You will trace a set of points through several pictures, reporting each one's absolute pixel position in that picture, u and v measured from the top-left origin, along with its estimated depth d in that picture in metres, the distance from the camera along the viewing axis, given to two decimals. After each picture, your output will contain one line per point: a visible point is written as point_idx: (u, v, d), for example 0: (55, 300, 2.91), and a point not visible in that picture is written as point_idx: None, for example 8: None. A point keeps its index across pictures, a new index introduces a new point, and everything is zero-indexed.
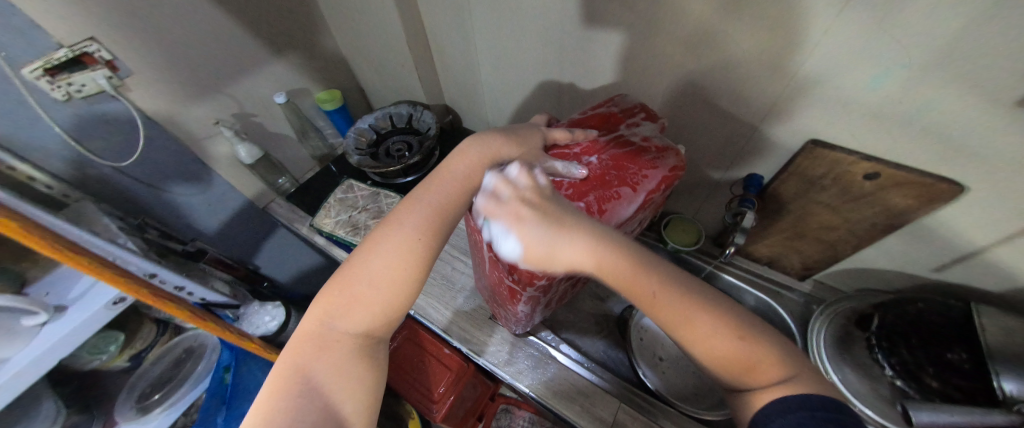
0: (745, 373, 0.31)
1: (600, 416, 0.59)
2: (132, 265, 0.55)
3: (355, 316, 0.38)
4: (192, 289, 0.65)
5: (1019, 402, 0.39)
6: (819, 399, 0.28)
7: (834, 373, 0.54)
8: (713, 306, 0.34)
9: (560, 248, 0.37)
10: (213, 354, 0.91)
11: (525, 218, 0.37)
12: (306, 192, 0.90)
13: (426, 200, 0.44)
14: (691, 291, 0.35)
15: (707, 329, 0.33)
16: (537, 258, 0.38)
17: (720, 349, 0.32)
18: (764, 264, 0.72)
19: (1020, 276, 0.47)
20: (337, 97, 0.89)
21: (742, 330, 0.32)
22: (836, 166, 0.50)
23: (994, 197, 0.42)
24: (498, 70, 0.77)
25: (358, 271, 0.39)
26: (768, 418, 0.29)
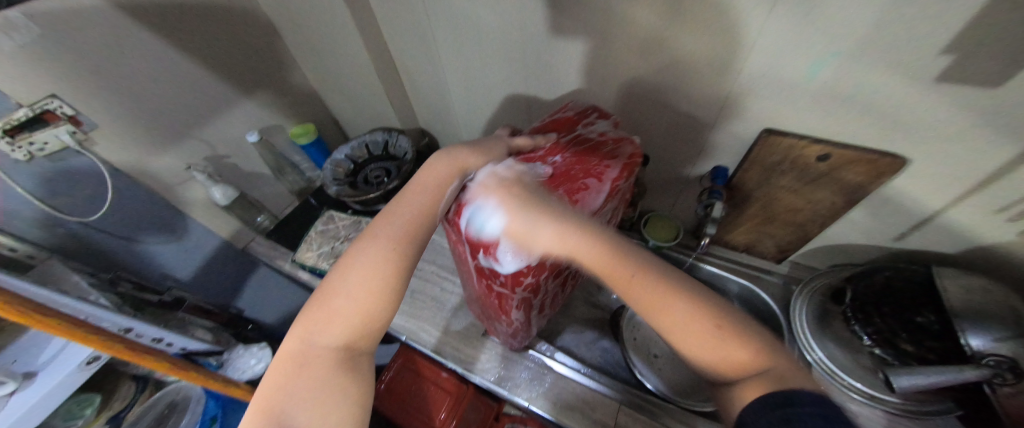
0: (724, 361, 0.33)
1: (603, 421, 0.59)
2: (105, 322, 0.53)
3: (335, 331, 0.37)
4: (171, 340, 0.63)
5: (986, 355, 0.42)
6: (807, 396, 0.27)
7: (820, 351, 0.55)
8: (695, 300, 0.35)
9: (536, 228, 0.39)
10: (196, 405, 0.89)
11: (510, 202, 0.41)
12: (286, 228, 0.89)
13: (397, 212, 0.44)
14: (672, 281, 0.37)
15: (685, 316, 0.34)
16: (517, 235, 0.40)
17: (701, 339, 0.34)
18: (742, 251, 0.75)
19: (969, 237, 0.51)
20: (311, 131, 0.90)
21: (717, 321, 0.34)
22: (790, 152, 0.53)
23: (933, 166, 0.46)
24: (468, 90, 0.79)
25: (335, 285, 0.39)
26: (755, 412, 0.28)
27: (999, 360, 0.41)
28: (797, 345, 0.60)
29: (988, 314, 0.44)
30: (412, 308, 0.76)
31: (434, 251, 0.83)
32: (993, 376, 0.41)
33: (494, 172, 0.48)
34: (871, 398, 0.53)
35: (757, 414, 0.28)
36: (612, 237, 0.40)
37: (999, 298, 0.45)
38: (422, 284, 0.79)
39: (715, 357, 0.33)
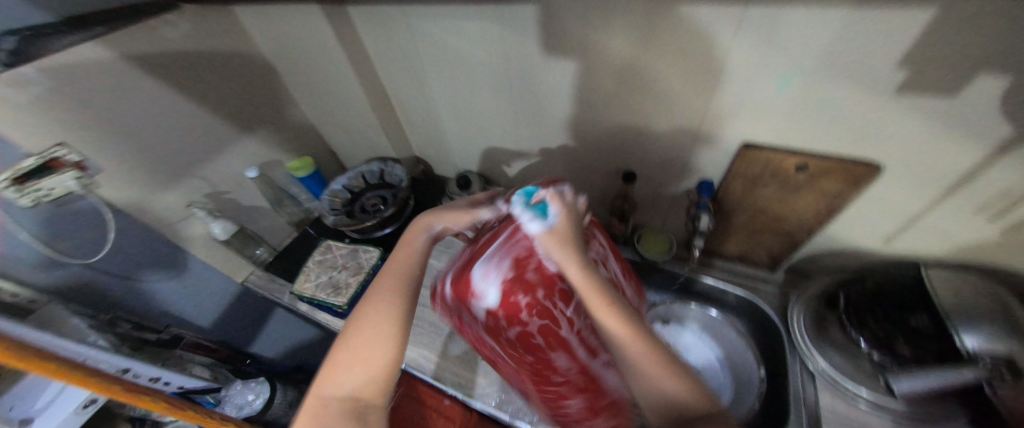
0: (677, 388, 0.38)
1: None
2: (102, 363, 0.53)
3: (348, 381, 0.40)
4: (168, 379, 0.63)
5: (982, 356, 0.42)
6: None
7: (821, 359, 0.56)
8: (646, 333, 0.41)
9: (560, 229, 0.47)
10: None
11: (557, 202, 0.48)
12: (285, 260, 0.90)
13: (392, 270, 0.49)
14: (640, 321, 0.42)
15: (645, 343, 0.40)
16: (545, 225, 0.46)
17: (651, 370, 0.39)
18: (736, 261, 0.75)
19: (957, 235, 0.52)
20: (309, 163, 0.92)
21: (664, 355, 0.39)
22: (769, 164, 0.55)
23: (906, 170, 0.48)
24: (459, 119, 0.82)
25: (344, 340, 0.42)
26: None
27: (994, 361, 0.41)
28: (797, 352, 0.61)
29: (979, 313, 0.45)
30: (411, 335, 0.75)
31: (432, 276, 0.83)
32: (991, 377, 0.41)
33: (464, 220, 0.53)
34: (874, 406, 0.53)
35: None
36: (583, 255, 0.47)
37: (986, 297, 0.46)
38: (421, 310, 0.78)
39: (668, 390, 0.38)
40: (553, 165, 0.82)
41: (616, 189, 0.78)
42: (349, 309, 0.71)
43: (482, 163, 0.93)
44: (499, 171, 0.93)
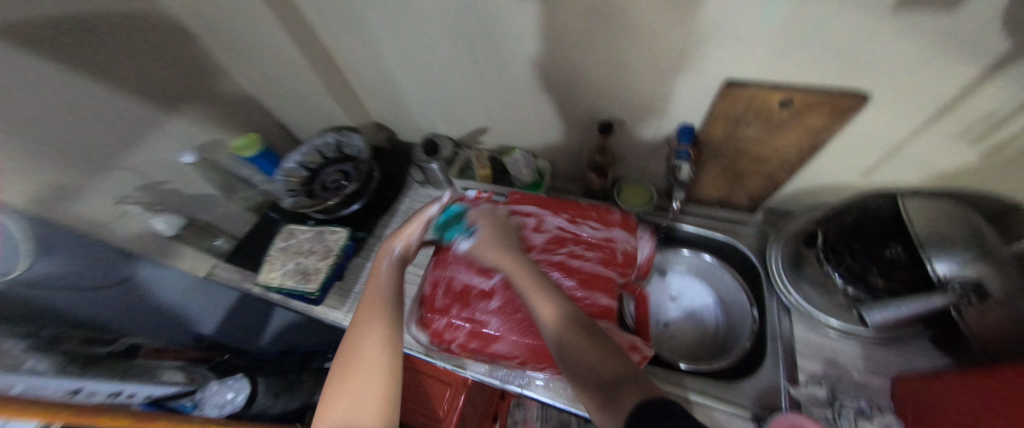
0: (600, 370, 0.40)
1: None
2: (47, 388, 0.47)
3: (348, 411, 0.39)
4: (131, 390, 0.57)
5: (952, 281, 0.43)
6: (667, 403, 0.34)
7: (796, 294, 0.58)
8: (564, 313, 0.45)
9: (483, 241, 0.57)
10: None
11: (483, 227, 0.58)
12: (246, 249, 0.82)
13: (371, 300, 0.49)
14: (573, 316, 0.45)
15: (578, 337, 0.43)
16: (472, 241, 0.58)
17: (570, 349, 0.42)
18: (717, 206, 0.74)
19: (936, 162, 0.51)
20: (256, 142, 0.80)
21: (577, 330, 0.43)
22: (752, 101, 0.51)
23: (893, 97, 0.45)
24: (417, 76, 0.73)
25: (340, 374, 0.42)
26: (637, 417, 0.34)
27: (964, 285, 0.42)
28: (774, 289, 0.63)
29: (952, 239, 0.44)
30: None
31: None
32: (960, 301, 0.43)
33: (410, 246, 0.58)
34: (845, 333, 0.55)
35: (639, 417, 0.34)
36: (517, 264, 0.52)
37: (961, 222, 0.46)
38: None
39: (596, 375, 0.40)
40: (527, 119, 0.74)
41: (593, 142, 0.73)
42: (322, 295, 0.67)
43: (449, 124, 0.85)
44: (468, 131, 0.86)
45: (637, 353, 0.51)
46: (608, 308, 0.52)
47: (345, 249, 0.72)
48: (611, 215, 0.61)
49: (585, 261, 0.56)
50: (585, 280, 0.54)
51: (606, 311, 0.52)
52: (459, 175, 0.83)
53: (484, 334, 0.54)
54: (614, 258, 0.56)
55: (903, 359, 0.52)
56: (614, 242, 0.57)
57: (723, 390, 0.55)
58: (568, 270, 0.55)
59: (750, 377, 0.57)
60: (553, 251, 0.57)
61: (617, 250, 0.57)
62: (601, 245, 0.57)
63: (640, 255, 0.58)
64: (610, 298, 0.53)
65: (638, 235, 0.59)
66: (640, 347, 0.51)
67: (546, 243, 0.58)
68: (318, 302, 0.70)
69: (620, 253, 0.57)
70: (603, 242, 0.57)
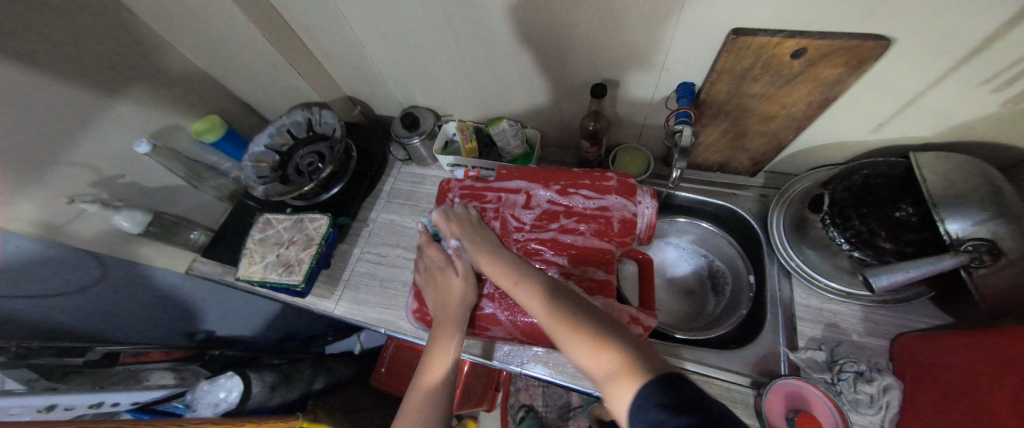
0: (598, 358, 0.37)
1: None
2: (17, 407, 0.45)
3: None
4: (114, 399, 0.56)
5: (965, 242, 0.41)
6: (669, 385, 0.31)
7: (797, 257, 0.57)
8: (551, 299, 0.43)
9: (462, 240, 0.54)
10: None
11: (456, 229, 0.55)
12: (223, 241, 0.77)
13: (432, 369, 0.50)
14: (559, 304, 0.42)
15: (569, 327, 0.40)
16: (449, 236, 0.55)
17: (565, 336, 0.40)
18: (716, 170, 0.70)
19: (954, 115, 0.47)
20: (217, 124, 0.74)
21: (568, 314, 0.41)
22: (761, 53, 0.45)
23: (918, 43, 0.40)
24: (388, 42, 0.65)
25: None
26: (640, 404, 0.32)
27: (977, 245, 0.40)
28: (774, 255, 0.61)
29: (967, 196, 0.42)
30: (385, 298, 0.68)
31: (395, 233, 0.75)
32: (971, 261, 0.40)
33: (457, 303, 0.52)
34: (846, 295, 0.54)
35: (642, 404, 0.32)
36: (497, 259, 0.50)
37: (975, 176, 0.43)
38: (390, 271, 0.71)
39: (593, 361, 0.37)
40: (514, 83, 0.68)
41: (585, 106, 0.68)
42: (307, 286, 0.64)
43: (428, 94, 0.78)
44: (449, 101, 0.79)
45: (638, 325, 0.49)
46: (606, 282, 0.50)
47: (329, 237, 0.67)
48: (606, 182, 0.55)
49: (579, 235, 0.53)
50: (580, 256, 0.52)
51: (604, 285, 0.50)
52: (442, 150, 0.78)
53: (480, 320, 0.52)
54: (611, 228, 0.52)
55: (899, 319, 0.52)
56: (609, 210, 0.53)
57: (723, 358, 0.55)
58: (561, 247, 0.53)
59: (751, 344, 0.56)
60: (543, 228, 0.54)
61: (612, 220, 0.52)
62: (595, 216, 0.53)
63: (640, 223, 0.52)
64: (607, 272, 0.51)
65: (638, 199, 0.53)
66: (641, 318, 0.49)
67: (536, 220, 0.55)
68: (305, 294, 0.67)
69: (616, 221, 0.52)
70: (599, 211, 0.53)
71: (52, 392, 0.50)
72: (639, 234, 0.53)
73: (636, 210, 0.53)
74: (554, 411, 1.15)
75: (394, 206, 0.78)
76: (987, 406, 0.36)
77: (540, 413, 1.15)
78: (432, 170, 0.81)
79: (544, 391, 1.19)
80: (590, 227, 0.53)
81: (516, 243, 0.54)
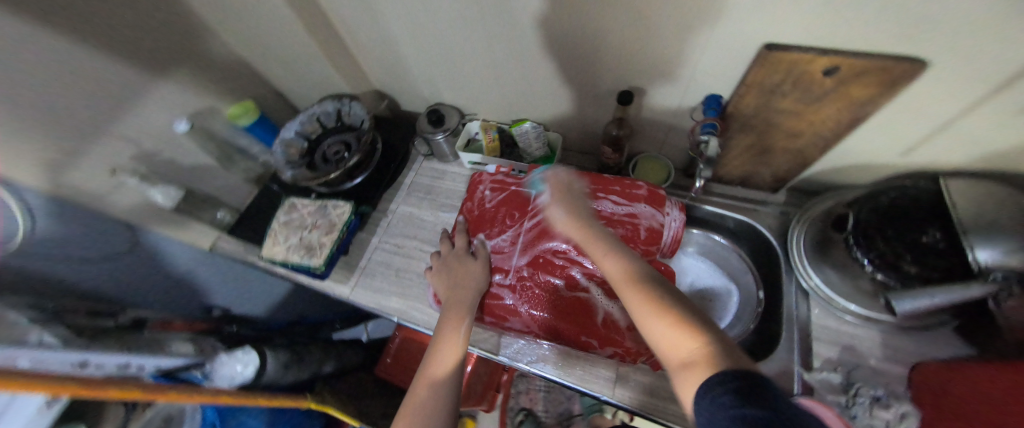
0: (677, 342, 0.35)
1: (631, 379, 0.53)
2: (55, 361, 0.48)
3: None
4: (140, 362, 0.58)
5: (994, 270, 0.40)
6: (742, 377, 0.27)
7: (817, 277, 0.56)
8: (641, 279, 0.42)
9: (557, 204, 0.53)
10: (195, 413, 0.71)
11: (557, 191, 0.54)
12: (248, 222, 0.79)
13: (448, 348, 0.50)
14: (653, 290, 0.40)
15: (654, 309, 0.38)
16: (556, 189, 0.54)
17: (649, 315, 0.38)
18: (736, 184, 0.69)
19: (989, 143, 0.46)
20: (251, 109, 0.76)
21: (659, 296, 0.39)
22: (793, 69, 0.46)
23: (955, 67, 0.40)
24: (422, 40, 0.67)
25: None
26: (709, 390, 0.28)
27: (1007, 275, 0.39)
28: (792, 272, 0.60)
29: (1001, 225, 0.41)
30: (400, 287, 0.69)
31: (413, 225, 0.76)
32: (1000, 291, 0.40)
33: (471, 290, 0.54)
34: (865, 319, 0.53)
35: (711, 392, 0.28)
36: (590, 232, 0.49)
37: (1010, 206, 0.42)
38: (406, 261, 0.72)
39: (674, 344, 0.35)
40: (541, 87, 0.69)
41: (609, 113, 0.68)
42: (327, 270, 0.65)
43: (455, 93, 0.80)
44: (474, 100, 0.80)
45: None
46: None
47: (350, 225, 0.70)
48: (635, 190, 0.56)
49: None
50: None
51: None
52: (465, 148, 0.80)
53: (499, 310, 0.53)
54: (637, 235, 0.52)
55: (921, 347, 0.51)
56: (637, 217, 0.53)
57: None
58: None
59: (764, 361, 0.56)
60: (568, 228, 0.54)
61: (639, 227, 0.52)
62: (623, 223, 0.53)
63: (666, 234, 0.53)
64: None
65: (667, 211, 0.54)
66: None
67: None
68: (323, 278, 0.69)
69: (644, 229, 0.52)
70: (626, 217, 0.53)
71: (85, 349, 0.53)
72: (664, 245, 0.53)
73: (664, 221, 0.53)
74: (554, 417, 1.14)
75: (414, 199, 0.80)
76: None
77: (540, 418, 1.15)
78: (453, 167, 0.83)
79: (545, 396, 1.18)
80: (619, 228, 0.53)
81: (541, 239, 0.54)
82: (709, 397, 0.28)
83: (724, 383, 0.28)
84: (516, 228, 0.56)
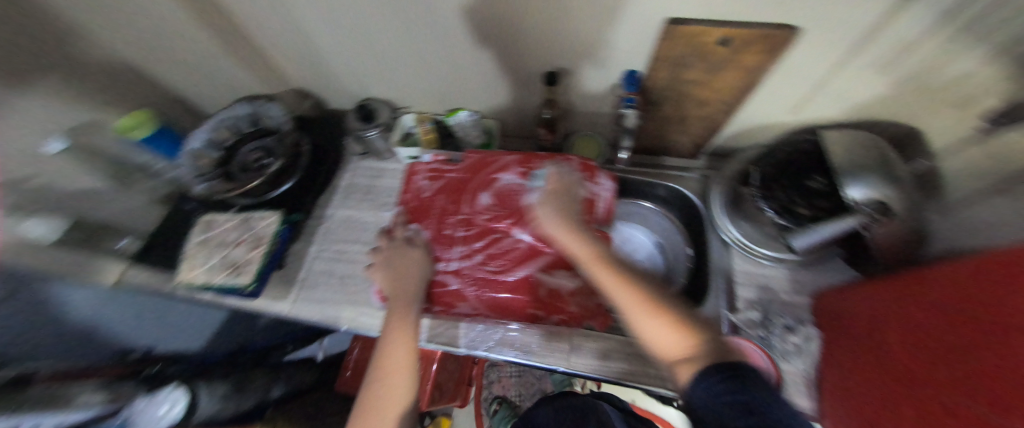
0: (669, 342, 0.34)
1: (588, 347, 0.54)
2: None
3: None
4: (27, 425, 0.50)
5: (862, 203, 0.47)
6: (734, 367, 0.28)
7: (735, 230, 0.63)
8: (637, 279, 0.41)
9: (547, 207, 0.52)
10: None
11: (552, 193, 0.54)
12: (158, 247, 0.70)
13: (398, 339, 0.47)
14: (645, 289, 0.39)
15: (639, 304, 0.38)
16: (549, 193, 0.54)
17: (642, 315, 0.37)
18: (663, 154, 0.75)
19: (853, 97, 0.54)
20: (147, 118, 0.67)
21: (654, 299, 0.38)
22: (694, 41, 0.50)
23: (819, 31, 0.46)
24: (337, 31, 0.63)
25: None
26: (706, 377, 0.29)
27: (871, 205, 0.46)
28: (714, 228, 0.67)
29: (864, 165, 0.48)
30: (346, 294, 0.66)
31: (354, 228, 0.73)
32: (867, 220, 0.47)
33: (417, 277, 0.53)
34: (777, 261, 0.61)
35: (707, 380, 0.29)
36: (579, 231, 0.49)
37: (872, 150, 0.50)
38: (350, 266, 0.69)
39: (659, 341, 0.35)
40: (470, 75, 0.68)
41: (540, 96, 0.70)
42: (259, 287, 0.61)
43: (383, 86, 0.77)
44: (406, 92, 0.78)
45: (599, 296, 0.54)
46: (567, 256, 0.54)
47: (279, 235, 0.65)
48: (568, 165, 0.58)
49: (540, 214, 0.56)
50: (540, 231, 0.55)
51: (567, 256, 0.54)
52: (402, 142, 0.76)
53: (446, 297, 0.54)
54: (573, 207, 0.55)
55: (819, 278, 0.60)
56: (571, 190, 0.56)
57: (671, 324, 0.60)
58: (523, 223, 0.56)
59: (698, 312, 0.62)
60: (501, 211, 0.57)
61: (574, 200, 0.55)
62: None
63: (600, 203, 0.56)
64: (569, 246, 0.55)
65: (599, 180, 0.57)
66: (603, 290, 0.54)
67: (500, 201, 0.58)
68: (255, 296, 0.63)
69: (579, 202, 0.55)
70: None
71: None
72: (600, 214, 0.56)
73: (595, 191, 0.56)
74: (527, 399, 1.17)
75: (352, 201, 0.76)
76: (903, 354, 0.41)
77: (514, 402, 1.16)
78: (391, 163, 0.80)
79: (517, 381, 1.21)
80: None
81: (477, 224, 0.57)
82: (700, 386, 0.29)
83: (717, 374, 0.28)
84: (455, 216, 0.58)
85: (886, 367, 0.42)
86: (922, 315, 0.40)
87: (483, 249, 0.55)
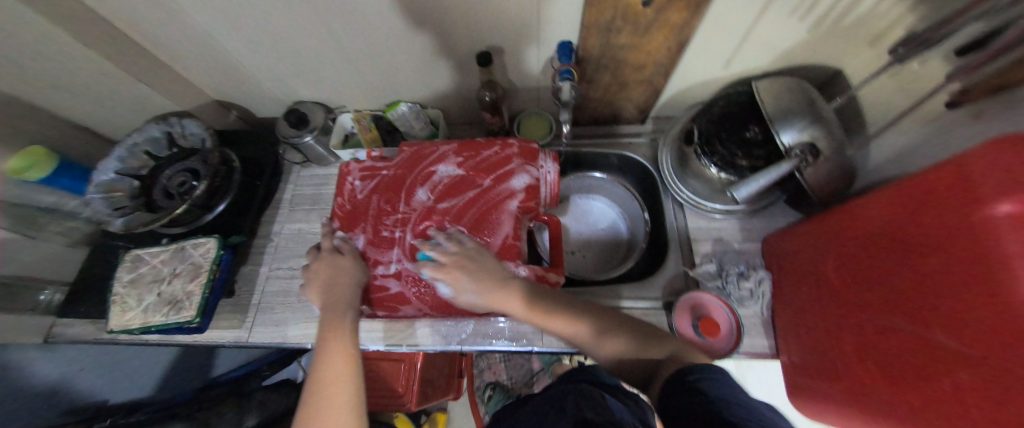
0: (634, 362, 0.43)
1: None
2: None
3: None
4: None
5: (794, 147, 0.48)
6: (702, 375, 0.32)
7: (686, 190, 0.64)
8: (570, 312, 0.47)
9: (462, 274, 0.49)
10: None
11: (454, 269, 0.49)
12: (85, 294, 0.64)
13: (335, 348, 0.46)
14: (582, 315, 0.47)
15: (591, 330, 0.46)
16: (452, 268, 0.49)
17: (597, 340, 0.45)
18: (611, 123, 0.75)
19: (779, 44, 0.55)
20: (43, 155, 0.60)
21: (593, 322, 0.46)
22: (618, 4, 0.48)
23: None
24: (243, 30, 0.57)
25: None
26: (674, 396, 0.32)
27: (802, 149, 0.48)
28: (668, 189, 0.68)
29: (792, 111, 0.49)
30: (304, 310, 0.63)
31: (305, 241, 0.69)
32: (800, 163, 0.49)
33: (354, 284, 0.51)
34: (726, 212, 0.63)
35: (675, 397, 0.32)
36: (503, 288, 0.48)
37: (798, 94, 0.51)
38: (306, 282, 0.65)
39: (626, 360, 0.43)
40: (401, 64, 0.64)
41: (478, 78, 0.67)
42: (205, 319, 0.57)
43: (311, 86, 0.71)
44: (338, 90, 0.73)
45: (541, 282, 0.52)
46: (508, 247, 0.52)
47: (220, 260, 0.60)
48: (508, 150, 0.56)
49: (477, 204, 0.53)
50: (478, 221, 0.53)
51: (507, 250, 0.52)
52: (343, 145, 0.72)
53: (389, 300, 0.52)
54: (514, 193, 0.54)
55: (766, 223, 0.63)
56: (510, 177, 0.54)
57: (634, 289, 0.61)
58: (456, 217, 0.53)
59: (659, 273, 0.63)
60: (438, 205, 0.54)
61: (515, 187, 0.54)
62: (492, 189, 0.54)
63: (543, 188, 0.54)
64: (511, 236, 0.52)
65: (540, 164, 0.55)
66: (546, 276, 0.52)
67: (438, 195, 0.55)
68: (204, 329, 0.59)
69: (520, 188, 0.54)
70: (490, 182, 0.54)
71: None
72: (544, 196, 0.55)
73: (539, 175, 0.55)
74: (520, 381, 1.18)
75: (298, 214, 0.71)
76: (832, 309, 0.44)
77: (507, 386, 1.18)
78: (335, 168, 0.75)
79: (506, 365, 1.22)
80: (492, 192, 0.54)
81: (414, 222, 0.54)
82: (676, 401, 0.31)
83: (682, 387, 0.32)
84: (392, 216, 0.55)
85: (818, 324, 0.46)
86: (835, 275, 0.44)
87: (421, 249, 0.52)
